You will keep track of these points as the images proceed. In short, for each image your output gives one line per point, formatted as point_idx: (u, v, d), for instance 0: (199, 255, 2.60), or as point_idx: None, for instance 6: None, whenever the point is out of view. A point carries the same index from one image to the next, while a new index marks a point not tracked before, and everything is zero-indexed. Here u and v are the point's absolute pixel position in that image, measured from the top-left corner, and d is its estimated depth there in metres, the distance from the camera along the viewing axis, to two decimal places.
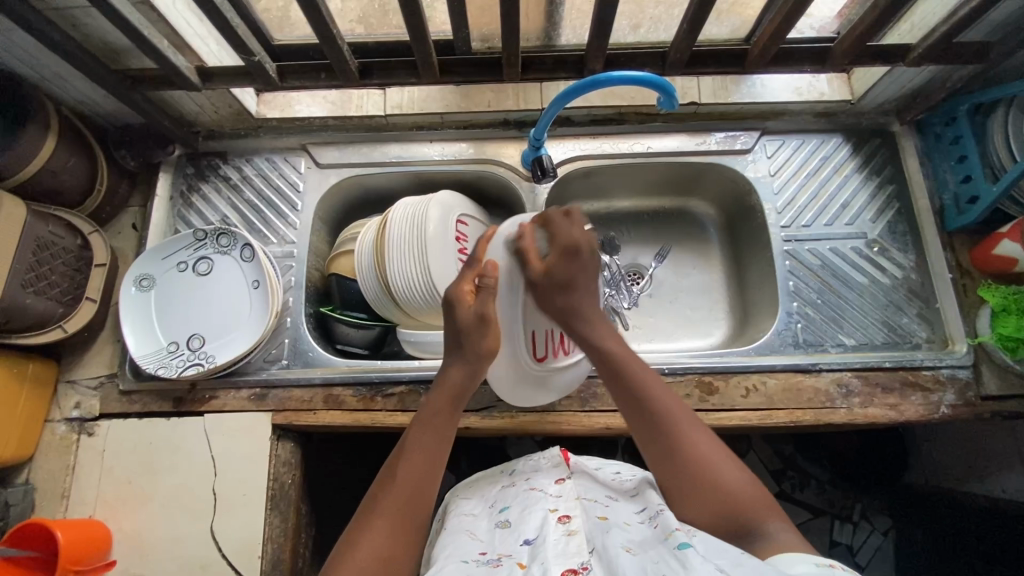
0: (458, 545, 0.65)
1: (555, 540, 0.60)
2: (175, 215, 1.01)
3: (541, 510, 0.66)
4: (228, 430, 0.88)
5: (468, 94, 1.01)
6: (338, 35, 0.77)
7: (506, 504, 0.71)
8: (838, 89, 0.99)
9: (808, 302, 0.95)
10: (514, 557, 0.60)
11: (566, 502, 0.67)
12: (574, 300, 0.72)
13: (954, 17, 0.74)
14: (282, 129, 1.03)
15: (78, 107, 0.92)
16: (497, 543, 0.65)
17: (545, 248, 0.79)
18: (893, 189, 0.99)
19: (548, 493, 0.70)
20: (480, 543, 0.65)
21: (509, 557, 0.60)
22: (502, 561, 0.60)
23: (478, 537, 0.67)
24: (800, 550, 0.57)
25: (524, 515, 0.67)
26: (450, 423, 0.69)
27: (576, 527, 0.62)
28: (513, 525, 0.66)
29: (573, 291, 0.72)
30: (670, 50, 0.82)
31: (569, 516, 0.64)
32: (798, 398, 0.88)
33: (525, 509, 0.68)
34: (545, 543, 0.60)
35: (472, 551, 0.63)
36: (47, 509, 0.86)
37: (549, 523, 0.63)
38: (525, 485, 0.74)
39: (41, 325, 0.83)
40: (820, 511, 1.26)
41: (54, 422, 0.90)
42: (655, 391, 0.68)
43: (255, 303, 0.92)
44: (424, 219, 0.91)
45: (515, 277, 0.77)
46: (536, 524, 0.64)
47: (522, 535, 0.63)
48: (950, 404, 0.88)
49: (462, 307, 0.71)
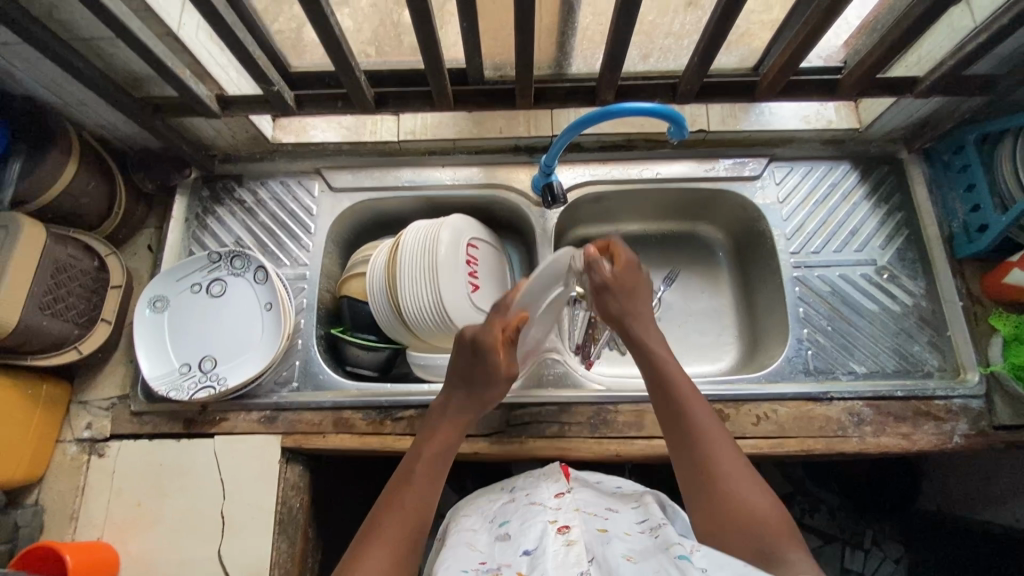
0: (457, 557, 0.66)
1: (555, 550, 0.60)
2: (189, 236, 1.02)
3: (540, 521, 0.66)
4: (238, 453, 0.88)
5: (480, 120, 1.02)
6: (356, 66, 0.79)
7: (506, 516, 0.71)
8: (847, 118, 1.00)
9: (818, 329, 0.95)
10: (514, 567, 0.60)
11: (566, 514, 0.66)
12: (626, 312, 0.81)
13: (962, 51, 0.75)
14: (297, 153, 1.05)
15: (99, 131, 0.94)
16: (496, 555, 0.64)
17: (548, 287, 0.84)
18: (901, 216, 1.00)
19: (548, 505, 0.69)
20: (479, 556, 0.66)
21: (509, 567, 0.61)
22: (503, 570, 0.61)
23: (478, 549, 0.67)
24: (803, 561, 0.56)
25: (524, 527, 0.66)
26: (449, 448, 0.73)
27: (575, 537, 0.62)
28: (513, 534, 0.66)
29: (627, 302, 0.81)
30: (681, 82, 0.84)
31: (569, 526, 0.64)
32: (809, 426, 0.87)
33: (524, 520, 0.67)
34: (545, 554, 0.60)
35: (472, 562, 0.64)
36: (56, 530, 0.86)
37: (548, 533, 0.63)
38: (526, 499, 0.73)
39: (57, 347, 0.84)
40: (830, 537, 1.24)
41: (66, 442, 0.90)
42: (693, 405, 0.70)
43: (267, 325, 0.92)
44: (440, 240, 0.92)
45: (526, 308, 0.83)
46: (536, 535, 0.64)
47: (522, 545, 0.63)
48: (963, 433, 0.87)
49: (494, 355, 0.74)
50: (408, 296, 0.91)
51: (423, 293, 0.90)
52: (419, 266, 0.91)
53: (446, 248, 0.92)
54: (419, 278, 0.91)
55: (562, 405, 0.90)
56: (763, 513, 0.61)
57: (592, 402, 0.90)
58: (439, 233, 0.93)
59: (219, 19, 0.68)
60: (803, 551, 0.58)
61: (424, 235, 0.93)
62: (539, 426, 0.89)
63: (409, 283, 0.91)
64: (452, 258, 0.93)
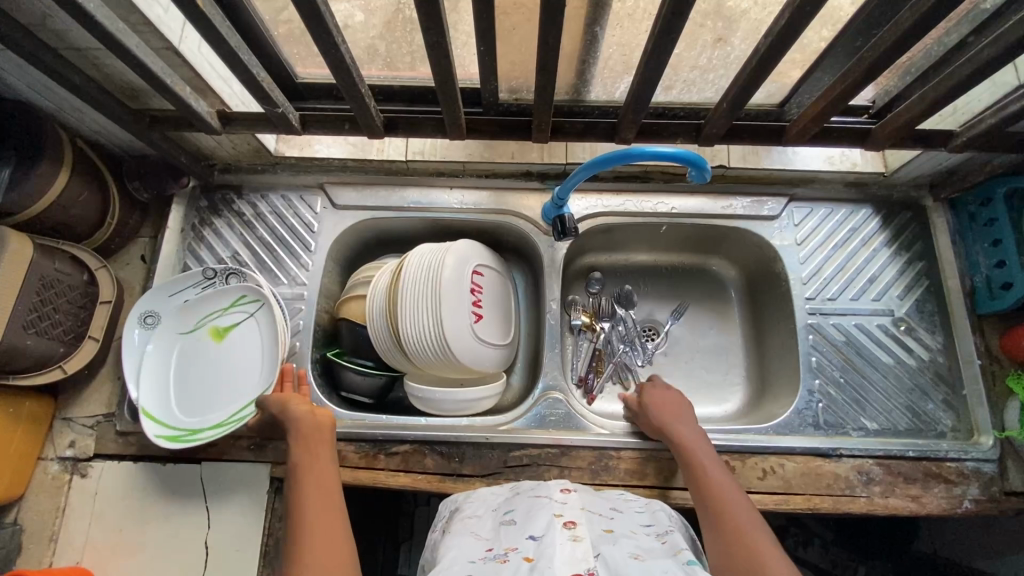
0: (459, 545, 0.62)
1: (562, 539, 0.58)
2: (185, 249, 0.98)
3: (547, 510, 0.64)
4: (226, 480, 0.86)
5: (492, 144, 0.99)
6: (365, 90, 0.75)
7: (510, 506, 0.69)
8: (871, 161, 0.97)
9: (831, 380, 0.92)
10: (521, 552, 0.58)
11: (573, 508, 0.64)
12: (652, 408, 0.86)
13: (1003, 111, 0.72)
14: (300, 167, 1.01)
15: (92, 137, 0.90)
16: (502, 541, 0.62)
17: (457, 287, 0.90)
18: (922, 266, 0.97)
19: (554, 498, 0.67)
20: (483, 544, 0.62)
21: (516, 552, 0.58)
22: (509, 556, 0.58)
23: (481, 538, 0.64)
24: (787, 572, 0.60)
25: (531, 516, 0.64)
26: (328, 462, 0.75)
27: (581, 532, 0.59)
28: (518, 524, 0.63)
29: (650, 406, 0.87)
30: (707, 124, 0.81)
31: (576, 521, 0.61)
32: (816, 483, 0.85)
33: (530, 510, 0.65)
34: (552, 542, 0.57)
35: (477, 551, 0.60)
36: (33, 552, 0.83)
37: (555, 524, 0.60)
38: (532, 492, 0.71)
39: (41, 365, 0.81)
40: (820, 570, 1.23)
41: (47, 460, 0.87)
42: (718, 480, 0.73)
43: (260, 348, 0.89)
44: (450, 267, 0.90)
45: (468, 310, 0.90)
46: (544, 522, 0.61)
47: (528, 530, 0.61)
48: (974, 498, 0.84)
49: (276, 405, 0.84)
50: (412, 323, 0.87)
51: (428, 321, 0.87)
52: (429, 292, 0.88)
53: (453, 276, 0.90)
54: (426, 306, 0.87)
55: (563, 448, 0.87)
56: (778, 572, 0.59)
57: (594, 446, 0.87)
58: (449, 260, 0.90)
59: (221, 40, 0.64)
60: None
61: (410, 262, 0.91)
62: (538, 468, 0.86)
63: (415, 309, 0.87)
64: (457, 287, 0.90)
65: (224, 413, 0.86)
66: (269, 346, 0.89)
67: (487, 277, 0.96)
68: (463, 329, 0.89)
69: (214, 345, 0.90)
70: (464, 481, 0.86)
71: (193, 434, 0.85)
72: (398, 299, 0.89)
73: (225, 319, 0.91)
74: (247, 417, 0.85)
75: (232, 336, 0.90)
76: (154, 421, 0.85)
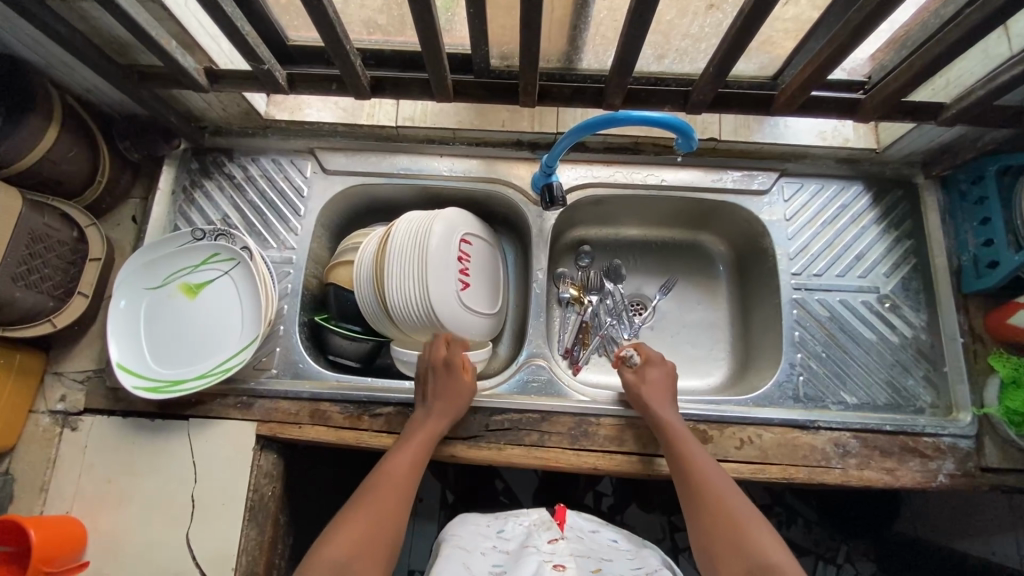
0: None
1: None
2: (176, 210, 0.99)
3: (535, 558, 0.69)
4: (213, 437, 0.87)
5: (482, 111, 0.98)
6: (350, 49, 0.74)
7: (502, 557, 0.73)
8: (863, 137, 0.96)
9: (813, 354, 0.93)
10: None
11: (561, 556, 0.71)
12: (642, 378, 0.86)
13: (993, 82, 0.71)
14: (291, 131, 1.01)
15: (83, 95, 0.90)
16: None
17: (444, 252, 0.90)
18: (910, 244, 0.96)
19: (542, 548, 0.73)
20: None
21: None
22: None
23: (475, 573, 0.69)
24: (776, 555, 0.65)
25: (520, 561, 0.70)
26: (420, 467, 0.79)
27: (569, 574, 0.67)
28: (511, 570, 0.68)
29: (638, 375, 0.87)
30: (694, 90, 0.80)
31: (563, 566, 0.69)
32: (793, 453, 0.86)
33: (520, 559, 0.70)
34: None
35: None
36: (25, 501, 0.85)
37: (545, 569, 0.67)
38: (520, 544, 0.75)
39: (30, 318, 0.82)
40: (804, 550, 1.23)
41: (39, 413, 0.89)
42: (701, 461, 0.76)
43: (248, 308, 0.89)
44: (440, 235, 0.90)
45: (453, 276, 0.91)
46: (533, 565, 0.67)
47: (519, 571, 0.67)
48: (949, 473, 0.85)
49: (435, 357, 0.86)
50: (402, 289, 0.88)
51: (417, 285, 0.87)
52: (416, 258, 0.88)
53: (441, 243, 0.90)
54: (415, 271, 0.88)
55: (544, 414, 0.88)
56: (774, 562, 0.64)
57: (574, 412, 0.88)
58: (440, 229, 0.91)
59: None
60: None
61: (398, 226, 0.91)
62: (518, 432, 0.87)
63: (405, 275, 0.88)
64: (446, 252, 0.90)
65: (204, 365, 0.88)
66: (245, 301, 0.90)
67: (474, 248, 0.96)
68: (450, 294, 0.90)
69: (187, 302, 0.90)
70: (446, 443, 0.87)
71: (173, 385, 0.87)
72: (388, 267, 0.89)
73: (197, 276, 0.91)
74: (233, 368, 0.87)
75: (205, 294, 0.90)
76: (133, 373, 0.86)
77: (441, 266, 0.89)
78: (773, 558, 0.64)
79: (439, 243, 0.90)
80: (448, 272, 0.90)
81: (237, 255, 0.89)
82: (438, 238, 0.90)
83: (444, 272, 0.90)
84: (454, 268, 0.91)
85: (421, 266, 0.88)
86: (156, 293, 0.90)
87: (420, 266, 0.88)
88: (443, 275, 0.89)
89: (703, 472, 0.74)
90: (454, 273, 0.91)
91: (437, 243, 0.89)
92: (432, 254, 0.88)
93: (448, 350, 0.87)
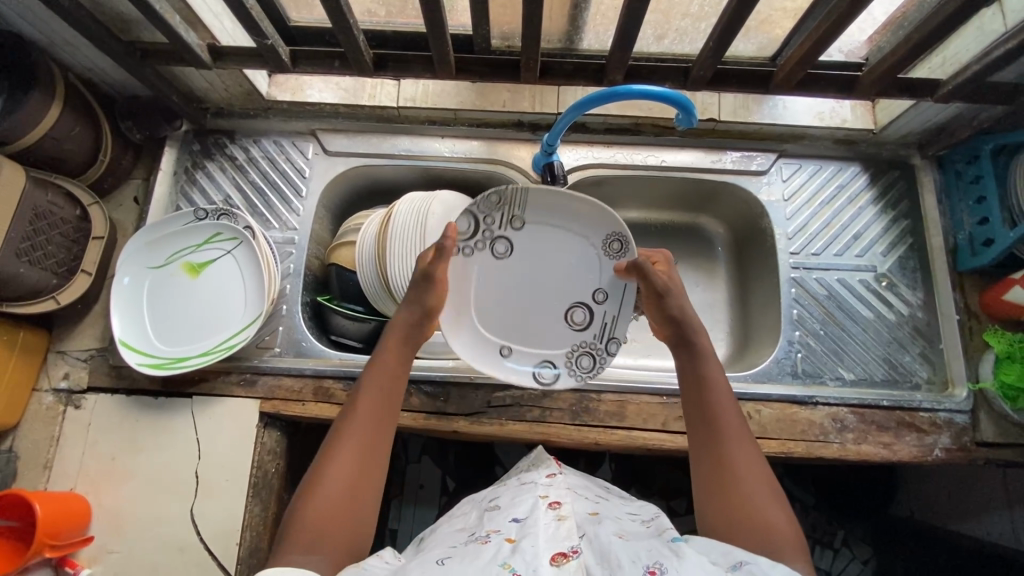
0: (446, 536, 0.66)
1: (546, 524, 0.60)
2: (178, 191, 0.99)
3: (531, 495, 0.67)
4: (216, 414, 0.88)
5: (484, 92, 0.99)
6: (354, 25, 0.75)
7: (495, 496, 0.72)
8: (862, 117, 0.97)
9: (811, 332, 0.94)
10: (503, 534, 0.60)
11: (557, 491, 0.68)
12: (667, 305, 0.74)
13: (988, 57, 0.72)
14: (293, 113, 1.01)
15: (86, 74, 0.90)
16: (487, 525, 0.64)
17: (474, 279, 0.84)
18: (907, 224, 0.98)
19: (539, 484, 0.71)
20: (467, 533, 0.65)
21: (498, 534, 0.61)
22: (492, 537, 0.60)
23: (467, 527, 0.67)
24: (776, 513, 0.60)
25: (514, 501, 0.67)
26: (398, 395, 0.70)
27: (565, 513, 0.62)
28: (502, 511, 0.66)
29: (661, 298, 0.74)
30: (694, 66, 0.81)
31: (559, 503, 0.65)
32: (791, 428, 0.87)
33: (514, 498, 0.69)
34: (535, 524, 0.60)
35: (462, 538, 0.64)
36: (28, 478, 0.86)
37: (539, 508, 0.64)
38: (517, 481, 0.74)
39: (34, 295, 0.83)
40: (801, 534, 1.23)
41: (42, 391, 0.89)
42: (725, 411, 0.66)
43: (250, 287, 0.90)
44: (490, 231, 0.83)
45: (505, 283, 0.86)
46: (527, 507, 0.65)
47: (512, 514, 0.64)
48: (945, 447, 0.86)
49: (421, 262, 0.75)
50: (505, 352, 0.86)
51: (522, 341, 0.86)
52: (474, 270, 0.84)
53: (510, 248, 0.85)
54: (502, 328, 0.86)
55: (545, 390, 0.89)
56: (777, 528, 0.59)
57: (575, 389, 0.89)
58: (496, 217, 0.83)
59: None
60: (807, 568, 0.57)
61: (400, 206, 0.92)
62: (520, 409, 0.88)
63: (501, 336, 0.86)
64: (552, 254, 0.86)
65: (208, 342, 0.88)
66: (247, 280, 0.90)
67: (588, 234, 0.85)
68: (586, 330, 0.86)
69: (190, 280, 0.91)
70: (447, 419, 0.87)
71: (176, 362, 0.87)
72: (463, 310, 0.83)
73: (199, 255, 0.91)
74: (237, 345, 0.87)
75: (208, 272, 0.91)
76: (135, 351, 0.86)
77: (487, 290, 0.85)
78: (772, 526, 0.59)
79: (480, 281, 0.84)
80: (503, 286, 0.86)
81: (240, 234, 0.89)
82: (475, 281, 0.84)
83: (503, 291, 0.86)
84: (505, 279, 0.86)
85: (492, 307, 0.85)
86: (158, 271, 0.90)
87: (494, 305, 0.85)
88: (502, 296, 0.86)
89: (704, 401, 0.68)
90: (513, 281, 0.86)
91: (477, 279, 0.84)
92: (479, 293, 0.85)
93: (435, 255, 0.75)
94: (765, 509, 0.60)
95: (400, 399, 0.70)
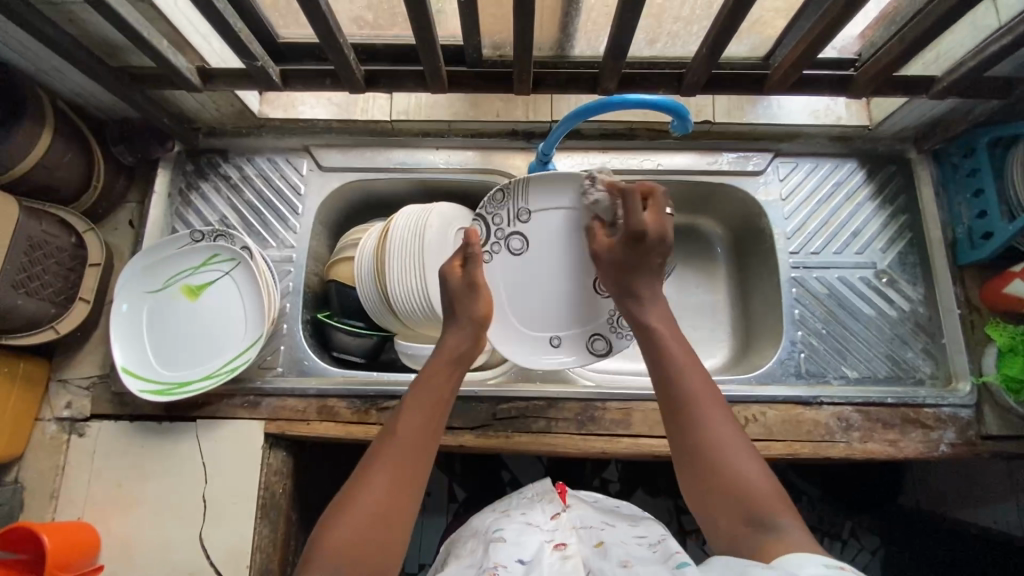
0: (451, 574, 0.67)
1: (551, 563, 0.65)
2: (173, 213, 0.98)
3: (536, 536, 0.70)
4: (220, 438, 0.88)
5: (476, 102, 0.98)
6: (344, 42, 0.74)
7: (497, 525, 0.73)
8: (855, 115, 0.96)
9: (813, 332, 0.94)
10: (509, 570, 0.63)
11: (562, 532, 0.71)
12: (629, 282, 0.76)
13: (982, 54, 0.72)
14: (285, 129, 1.00)
15: (74, 100, 0.89)
16: (493, 556, 0.66)
17: (497, 282, 0.88)
18: (905, 219, 0.97)
19: (544, 526, 0.72)
20: (473, 567, 0.67)
21: (504, 569, 0.64)
22: (499, 571, 0.63)
23: (471, 561, 0.69)
24: (756, 473, 0.61)
25: (519, 537, 0.69)
26: (436, 417, 0.70)
27: (571, 553, 0.67)
28: (507, 543, 0.68)
29: (625, 274, 0.76)
30: (688, 72, 0.80)
31: (564, 543, 0.69)
32: (797, 430, 0.87)
33: (519, 531, 0.71)
34: (540, 564, 0.65)
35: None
36: (36, 509, 0.85)
37: (544, 551, 0.67)
38: (521, 514, 0.75)
39: (32, 326, 0.82)
40: (809, 527, 1.24)
41: (45, 420, 0.89)
42: (692, 378, 0.67)
43: (249, 308, 0.90)
44: (502, 229, 0.88)
45: (528, 278, 0.88)
46: (533, 548, 0.68)
47: (518, 553, 0.67)
48: (950, 442, 0.87)
49: (450, 277, 0.79)
50: (555, 342, 0.89)
51: (566, 325, 0.89)
52: (501, 268, 0.88)
53: (525, 241, 0.88)
54: (544, 321, 0.89)
55: (550, 400, 0.89)
56: (759, 490, 0.60)
57: (580, 398, 0.89)
58: (503, 213, 0.87)
59: None
60: (796, 517, 0.57)
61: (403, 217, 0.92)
62: (526, 420, 0.88)
63: (549, 328, 0.89)
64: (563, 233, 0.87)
65: (210, 365, 0.88)
66: (246, 301, 0.90)
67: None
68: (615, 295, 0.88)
69: (189, 303, 0.90)
70: (453, 434, 0.87)
71: (180, 387, 0.87)
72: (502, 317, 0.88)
73: (198, 278, 0.91)
74: (239, 368, 0.87)
75: (207, 295, 0.90)
76: (138, 377, 0.86)
77: (512, 288, 0.88)
78: (754, 485, 0.60)
79: (505, 283, 0.88)
80: (525, 281, 0.88)
81: (237, 254, 0.89)
82: (498, 282, 0.88)
83: (528, 287, 0.88)
84: (524, 275, 0.88)
85: (522, 303, 0.89)
86: (157, 296, 0.90)
87: (526, 299, 0.89)
88: (528, 291, 0.88)
89: (674, 386, 0.67)
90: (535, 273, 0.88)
91: (499, 281, 0.88)
92: (504, 291, 0.88)
93: (465, 269, 0.79)
94: (742, 474, 0.61)
95: (438, 416, 0.70)
